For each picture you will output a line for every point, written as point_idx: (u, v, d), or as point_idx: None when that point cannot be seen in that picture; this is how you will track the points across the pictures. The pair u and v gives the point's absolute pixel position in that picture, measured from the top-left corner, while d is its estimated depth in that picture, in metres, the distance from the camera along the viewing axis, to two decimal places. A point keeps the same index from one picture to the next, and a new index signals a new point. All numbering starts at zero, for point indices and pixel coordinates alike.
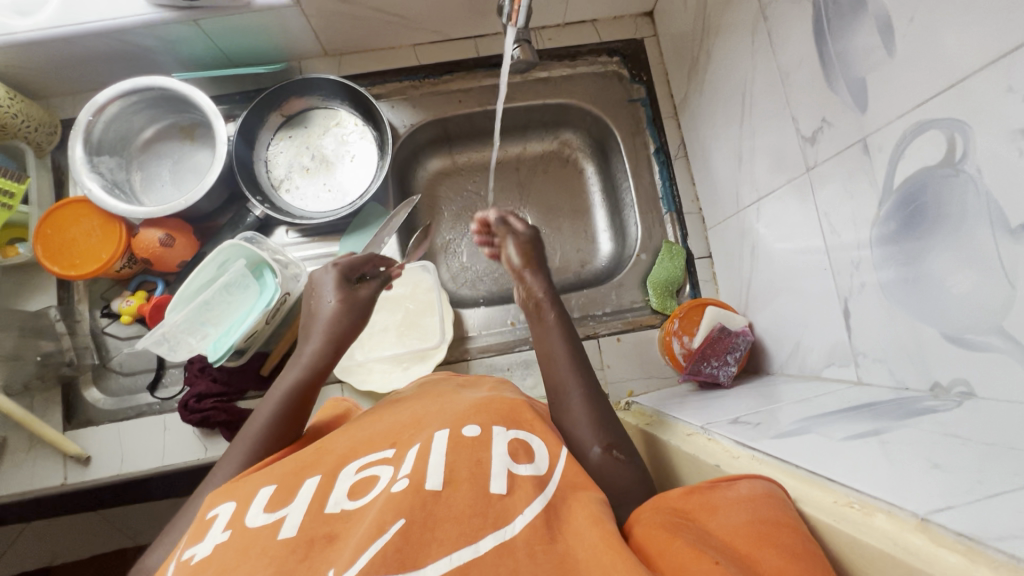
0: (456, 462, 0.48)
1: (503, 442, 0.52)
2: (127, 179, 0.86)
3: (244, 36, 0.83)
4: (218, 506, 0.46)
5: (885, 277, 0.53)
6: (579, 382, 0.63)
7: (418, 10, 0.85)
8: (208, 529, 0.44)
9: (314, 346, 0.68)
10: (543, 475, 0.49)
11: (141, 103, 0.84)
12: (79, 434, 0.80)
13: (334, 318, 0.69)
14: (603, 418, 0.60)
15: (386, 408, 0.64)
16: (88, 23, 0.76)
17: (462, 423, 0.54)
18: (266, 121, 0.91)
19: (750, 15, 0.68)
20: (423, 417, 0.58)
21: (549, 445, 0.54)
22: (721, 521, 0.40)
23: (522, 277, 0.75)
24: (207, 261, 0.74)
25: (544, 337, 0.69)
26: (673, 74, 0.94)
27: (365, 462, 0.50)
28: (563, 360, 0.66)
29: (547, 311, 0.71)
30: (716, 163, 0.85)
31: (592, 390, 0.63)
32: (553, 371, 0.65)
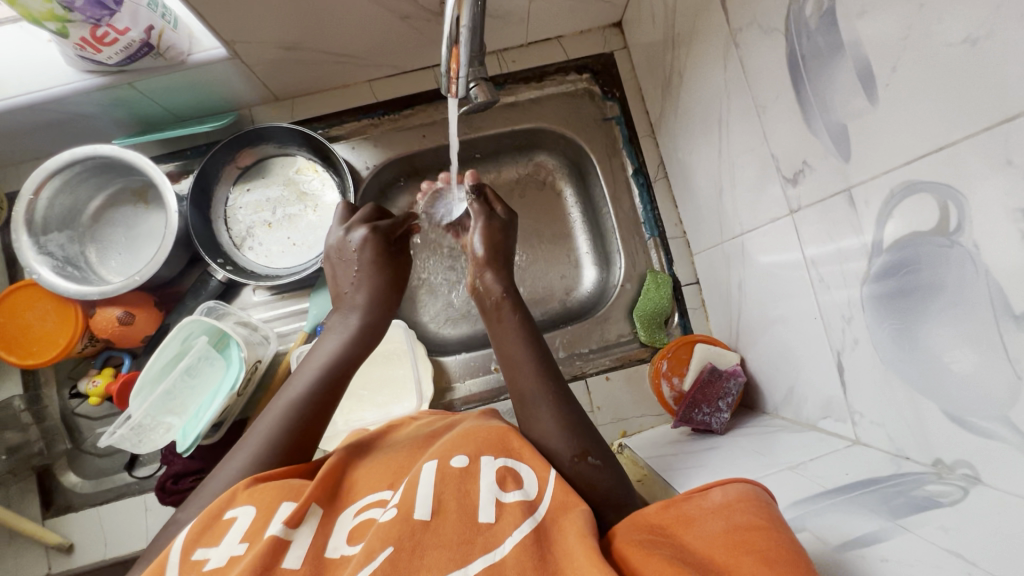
0: (445, 492, 0.45)
1: (491, 471, 0.48)
2: (81, 252, 0.82)
3: (186, 92, 0.78)
4: (237, 506, 0.45)
5: (876, 334, 0.49)
6: (545, 388, 0.57)
7: (368, 48, 0.80)
8: (225, 533, 0.42)
9: (352, 311, 0.66)
10: (532, 500, 0.46)
11: (84, 173, 0.79)
12: (60, 523, 0.78)
13: (370, 274, 0.67)
14: (577, 423, 0.55)
15: (386, 440, 0.58)
16: (17, 96, 0.70)
17: (450, 452, 0.49)
18: (222, 176, 0.86)
19: (721, 38, 0.62)
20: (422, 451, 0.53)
21: (534, 469, 0.49)
22: (698, 533, 0.39)
23: (482, 274, 0.67)
24: (156, 356, 0.71)
25: (505, 339, 0.62)
26: (647, 90, 0.88)
27: (361, 505, 0.47)
28: (532, 369, 0.59)
29: (507, 316, 0.63)
30: (696, 186, 0.80)
31: (559, 393, 0.57)
32: (519, 376, 0.59)
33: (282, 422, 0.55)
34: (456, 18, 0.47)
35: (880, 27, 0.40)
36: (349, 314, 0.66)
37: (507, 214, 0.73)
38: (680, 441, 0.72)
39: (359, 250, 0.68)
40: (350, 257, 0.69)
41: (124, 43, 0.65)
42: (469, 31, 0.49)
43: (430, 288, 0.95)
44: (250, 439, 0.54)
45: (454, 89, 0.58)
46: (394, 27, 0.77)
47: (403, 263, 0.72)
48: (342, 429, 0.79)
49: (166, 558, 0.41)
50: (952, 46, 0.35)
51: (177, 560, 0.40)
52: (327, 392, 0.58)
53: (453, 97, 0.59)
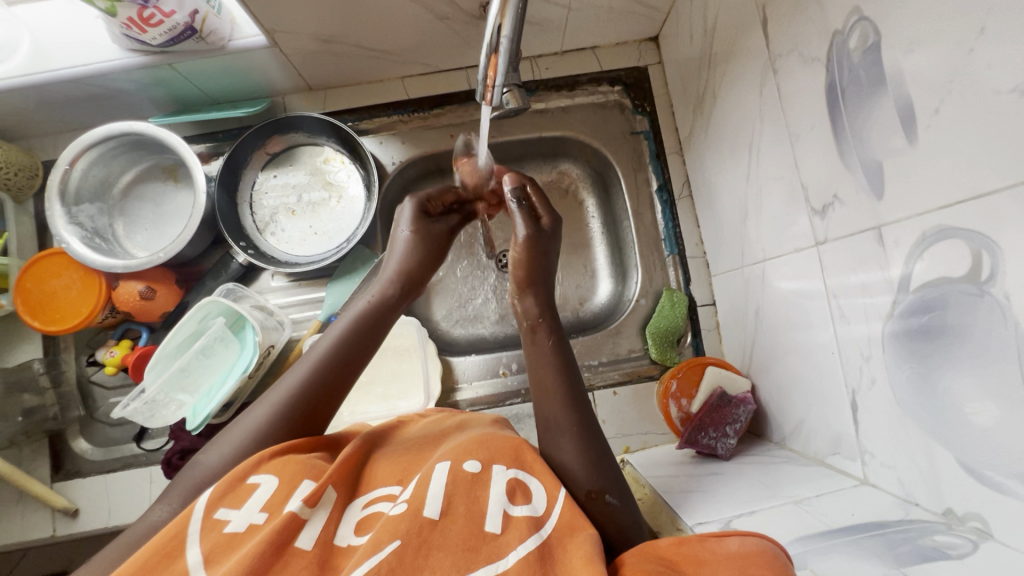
0: (455, 494, 0.45)
1: (502, 480, 0.48)
2: (109, 225, 0.84)
3: (223, 77, 0.79)
4: (260, 472, 0.46)
5: (895, 377, 0.48)
6: (569, 418, 0.56)
7: (403, 45, 0.80)
8: (246, 497, 0.44)
9: (386, 280, 0.65)
10: (539, 516, 0.46)
11: (117, 148, 0.81)
12: (68, 487, 0.80)
13: (414, 250, 0.67)
14: (597, 455, 0.54)
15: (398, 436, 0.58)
16: (60, 69, 0.72)
17: (465, 454, 0.50)
18: (250, 161, 0.87)
19: (759, 63, 0.62)
20: (433, 450, 0.54)
21: (544, 484, 0.49)
22: (709, 573, 0.38)
23: (520, 293, 0.64)
24: (161, 347, 0.72)
25: (537, 363, 0.61)
26: (678, 107, 0.88)
27: (372, 497, 0.47)
28: (559, 398, 0.58)
29: (544, 337, 0.62)
30: (721, 208, 0.79)
31: (583, 425, 0.56)
32: (547, 403, 0.58)
33: (291, 398, 0.54)
34: (498, 25, 0.47)
35: (924, 70, 0.40)
36: (389, 281, 0.65)
37: (552, 224, 0.68)
38: (684, 463, 0.72)
39: (407, 225, 0.68)
40: (396, 230, 0.69)
41: (168, 25, 0.67)
42: (510, 41, 0.49)
43: (445, 288, 0.95)
44: (258, 407, 0.54)
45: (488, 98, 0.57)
46: (432, 27, 0.77)
47: (446, 241, 0.71)
48: (346, 421, 0.79)
49: (192, 511, 0.42)
50: (999, 94, 0.35)
51: (200, 516, 0.42)
52: (335, 379, 0.56)
53: (486, 106, 0.58)
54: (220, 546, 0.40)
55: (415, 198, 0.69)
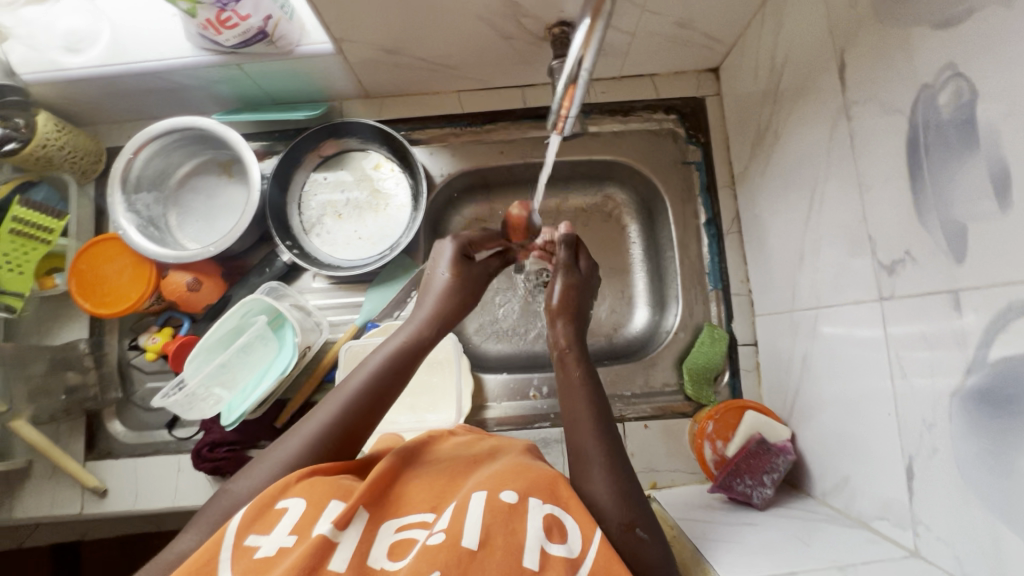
0: (493, 526, 0.44)
1: (539, 515, 0.46)
2: (163, 214, 0.86)
3: (286, 79, 0.81)
4: (288, 496, 0.46)
5: (962, 450, 0.46)
6: (599, 447, 0.55)
7: (464, 60, 0.81)
8: (275, 522, 0.44)
9: (422, 315, 0.65)
10: (575, 557, 0.44)
11: (179, 141, 0.84)
12: (99, 466, 0.82)
13: (451, 290, 0.66)
14: (629, 488, 0.52)
15: (428, 455, 0.58)
16: (135, 63, 0.74)
17: (500, 484, 0.48)
18: (303, 162, 0.89)
19: (832, 106, 0.60)
20: (465, 475, 0.53)
21: (581, 523, 0.47)
22: None
23: (553, 322, 0.67)
24: (201, 344, 0.73)
25: (568, 395, 0.60)
26: (734, 141, 0.86)
27: (404, 521, 0.47)
28: (590, 427, 0.57)
29: (572, 367, 0.62)
30: (772, 248, 0.77)
31: (612, 456, 0.55)
32: (578, 437, 0.56)
33: (323, 430, 0.54)
34: (579, 57, 0.46)
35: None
36: (422, 318, 0.64)
37: (588, 269, 0.74)
38: (715, 509, 0.69)
39: (446, 267, 0.68)
40: (434, 270, 0.69)
41: (242, 28, 0.68)
42: (588, 75, 0.49)
43: (480, 303, 0.94)
44: (290, 438, 0.54)
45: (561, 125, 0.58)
46: (495, 46, 0.77)
47: (483, 283, 0.72)
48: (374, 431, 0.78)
49: (221, 535, 0.42)
50: None
51: (231, 542, 0.42)
52: (367, 414, 0.56)
53: (556, 136, 0.59)
54: (251, 571, 0.40)
55: (457, 241, 0.70)
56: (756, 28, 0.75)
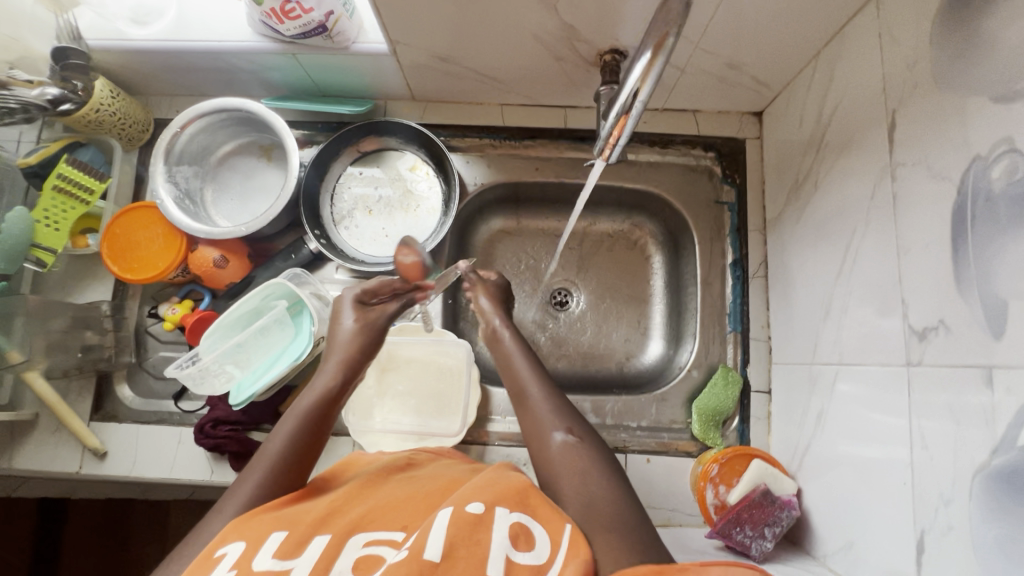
0: (457, 537, 0.44)
1: (505, 524, 0.47)
2: (200, 188, 0.88)
3: (338, 74, 0.82)
4: (227, 543, 0.46)
5: (979, 531, 0.44)
6: (534, 383, 0.68)
7: (513, 76, 0.82)
8: (213, 567, 0.43)
9: (333, 367, 0.67)
10: (542, 564, 0.44)
11: (226, 120, 0.85)
12: (102, 428, 0.83)
13: (357, 339, 0.68)
14: (563, 407, 0.65)
15: (389, 480, 0.60)
16: (197, 42, 0.76)
17: (466, 499, 0.49)
18: (341, 154, 0.90)
19: (878, 164, 0.60)
20: (430, 498, 0.54)
21: (548, 531, 0.48)
22: None
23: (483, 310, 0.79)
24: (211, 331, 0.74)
25: (506, 355, 0.73)
26: (771, 186, 0.86)
27: (372, 538, 0.48)
28: (524, 369, 0.70)
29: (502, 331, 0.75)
30: (798, 298, 0.77)
31: (546, 386, 0.67)
32: (518, 381, 0.69)
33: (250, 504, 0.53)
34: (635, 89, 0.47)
35: None
36: (330, 370, 0.66)
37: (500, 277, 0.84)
38: (710, 555, 0.68)
39: (349, 316, 0.71)
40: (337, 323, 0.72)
41: (304, 20, 0.70)
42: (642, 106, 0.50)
43: None
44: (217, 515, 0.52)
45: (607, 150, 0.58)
46: (545, 65, 0.78)
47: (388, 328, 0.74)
48: (377, 429, 0.78)
49: None
50: None
51: None
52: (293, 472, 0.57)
53: (601, 161, 0.61)
54: None
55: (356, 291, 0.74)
56: (805, 78, 0.75)
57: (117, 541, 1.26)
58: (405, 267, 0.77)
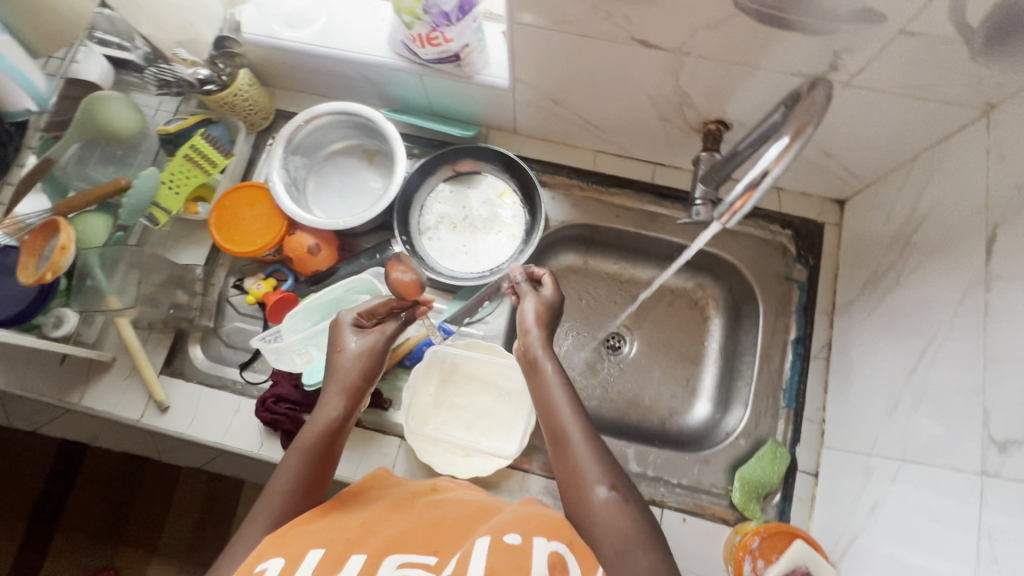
0: (496, 563, 0.46)
1: (542, 552, 0.47)
2: (304, 178, 0.94)
3: (455, 99, 0.89)
4: (267, 560, 0.50)
5: None
6: (575, 427, 0.62)
7: (616, 128, 0.87)
8: None
9: (334, 395, 0.68)
10: None
11: (344, 122, 0.92)
12: (169, 383, 0.87)
13: (356, 366, 0.70)
14: (604, 458, 0.60)
15: (416, 506, 0.62)
16: (339, 51, 0.84)
17: (501, 530, 0.51)
18: (438, 171, 0.95)
19: (969, 272, 0.62)
20: (462, 528, 0.55)
21: (582, 566, 0.48)
22: None
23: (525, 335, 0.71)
24: (289, 321, 0.84)
25: (544, 390, 0.67)
26: (845, 273, 0.88)
27: (406, 559, 0.50)
28: (565, 410, 0.64)
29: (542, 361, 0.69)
30: (861, 387, 0.77)
31: (587, 432, 0.62)
32: (558, 421, 0.63)
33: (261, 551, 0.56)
34: (766, 169, 0.48)
35: None
36: (332, 401, 0.68)
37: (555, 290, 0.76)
38: None
39: (350, 341, 0.72)
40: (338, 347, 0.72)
41: (442, 49, 0.76)
42: (771, 184, 0.49)
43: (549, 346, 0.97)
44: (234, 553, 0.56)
45: (726, 215, 0.55)
46: (650, 124, 0.83)
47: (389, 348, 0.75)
48: (428, 434, 0.80)
49: None
50: None
51: None
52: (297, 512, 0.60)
53: (719, 224, 0.57)
54: None
55: (354, 315, 0.74)
56: (897, 177, 0.78)
57: (127, 491, 1.29)
58: (402, 284, 0.81)
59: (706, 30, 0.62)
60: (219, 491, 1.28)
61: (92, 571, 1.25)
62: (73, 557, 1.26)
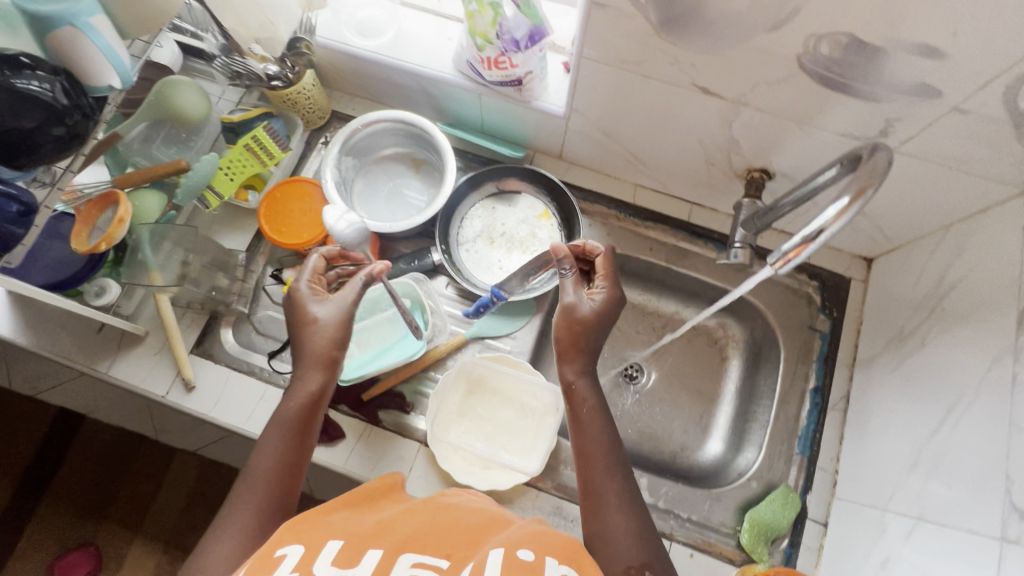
0: None
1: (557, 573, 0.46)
2: (352, 179, 0.97)
3: (509, 120, 0.92)
4: (286, 545, 0.48)
5: None
6: (612, 485, 0.61)
7: (660, 165, 0.90)
8: (275, 566, 0.46)
9: (306, 368, 0.65)
10: None
11: (399, 130, 0.96)
12: (198, 363, 0.88)
13: (326, 337, 0.66)
14: (640, 526, 0.58)
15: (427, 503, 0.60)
16: (405, 63, 0.87)
17: (516, 543, 0.49)
18: (483, 186, 0.98)
19: (1000, 343, 0.64)
20: (475, 534, 0.54)
21: None
22: None
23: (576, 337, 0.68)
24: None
25: (584, 432, 0.64)
26: (869, 329, 0.90)
27: (420, 560, 0.48)
28: (603, 462, 0.62)
29: (584, 401, 0.66)
30: (878, 442, 0.79)
31: (624, 492, 0.60)
32: (595, 475, 0.61)
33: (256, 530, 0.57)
34: (823, 226, 0.51)
35: None
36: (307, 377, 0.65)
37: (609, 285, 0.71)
38: None
39: (316, 310, 0.68)
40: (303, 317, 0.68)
41: (507, 73, 0.80)
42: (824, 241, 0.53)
43: None
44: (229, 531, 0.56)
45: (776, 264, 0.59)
46: (695, 166, 0.86)
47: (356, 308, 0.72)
48: (451, 441, 0.82)
49: None
50: None
51: None
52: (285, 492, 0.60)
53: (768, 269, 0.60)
54: None
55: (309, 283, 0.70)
56: (930, 243, 0.81)
57: (120, 465, 1.28)
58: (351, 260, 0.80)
59: (768, 85, 0.65)
60: (212, 476, 1.28)
61: (74, 544, 1.23)
62: (56, 527, 1.24)
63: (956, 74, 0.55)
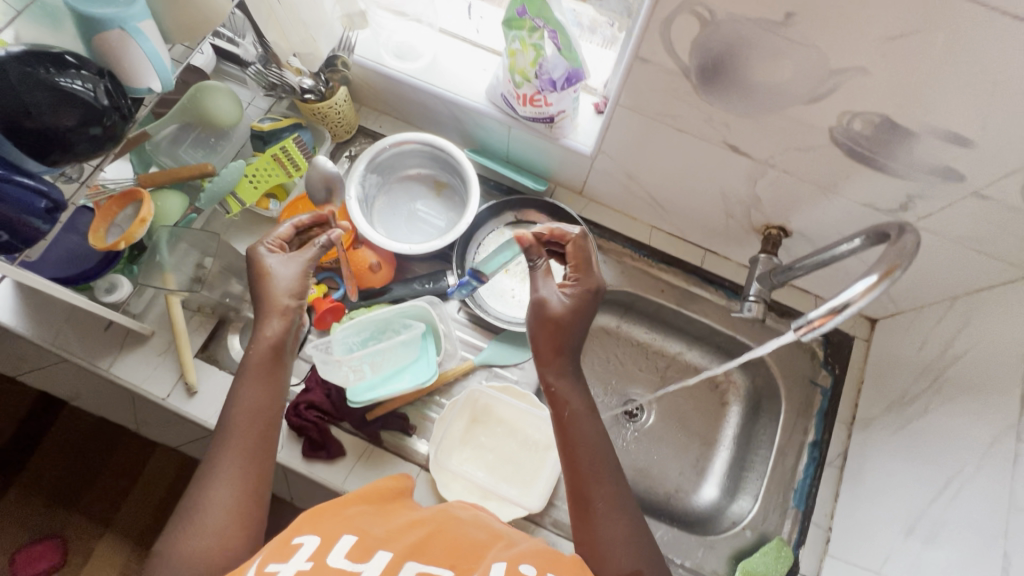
0: None
1: None
2: (374, 196, 0.97)
3: (535, 153, 0.94)
4: (302, 535, 0.48)
5: None
6: (603, 492, 0.59)
7: (680, 211, 0.92)
8: (291, 553, 0.45)
9: (268, 317, 0.64)
10: None
11: (425, 153, 0.97)
12: (202, 368, 0.87)
13: (287, 288, 0.66)
14: (633, 534, 0.58)
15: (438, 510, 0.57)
16: (438, 88, 0.88)
17: (518, 559, 0.48)
18: (502, 214, 0.99)
19: (1004, 421, 0.66)
20: (483, 544, 0.52)
21: None
22: None
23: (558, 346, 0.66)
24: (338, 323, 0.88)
25: (570, 436, 0.62)
26: (869, 389, 0.92)
27: (426, 568, 0.46)
28: (592, 468, 0.60)
29: (564, 402, 0.64)
30: (875, 503, 0.80)
31: (614, 497, 0.59)
32: (585, 484, 0.59)
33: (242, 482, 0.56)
34: (851, 300, 0.53)
35: None
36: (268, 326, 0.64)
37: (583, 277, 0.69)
38: None
39: (273, 261, 0.67)
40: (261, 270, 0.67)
41: (541, 110, 0.81)
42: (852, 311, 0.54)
43: None
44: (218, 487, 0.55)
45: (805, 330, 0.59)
46: (714, 215, 0.88)
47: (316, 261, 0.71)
48: (454, 468, 0.82)
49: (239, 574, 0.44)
50: None
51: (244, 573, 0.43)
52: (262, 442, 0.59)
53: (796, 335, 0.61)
54: None
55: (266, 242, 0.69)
56: (937, 312, 0.83)
57: (95, 459, 1.25)
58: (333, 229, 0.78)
59: (797, 151, 0.67)
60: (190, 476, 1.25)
61: (38, 536, 1.19)
62: (21, 517, 1.20)
63: (981, 162, 0.58)
